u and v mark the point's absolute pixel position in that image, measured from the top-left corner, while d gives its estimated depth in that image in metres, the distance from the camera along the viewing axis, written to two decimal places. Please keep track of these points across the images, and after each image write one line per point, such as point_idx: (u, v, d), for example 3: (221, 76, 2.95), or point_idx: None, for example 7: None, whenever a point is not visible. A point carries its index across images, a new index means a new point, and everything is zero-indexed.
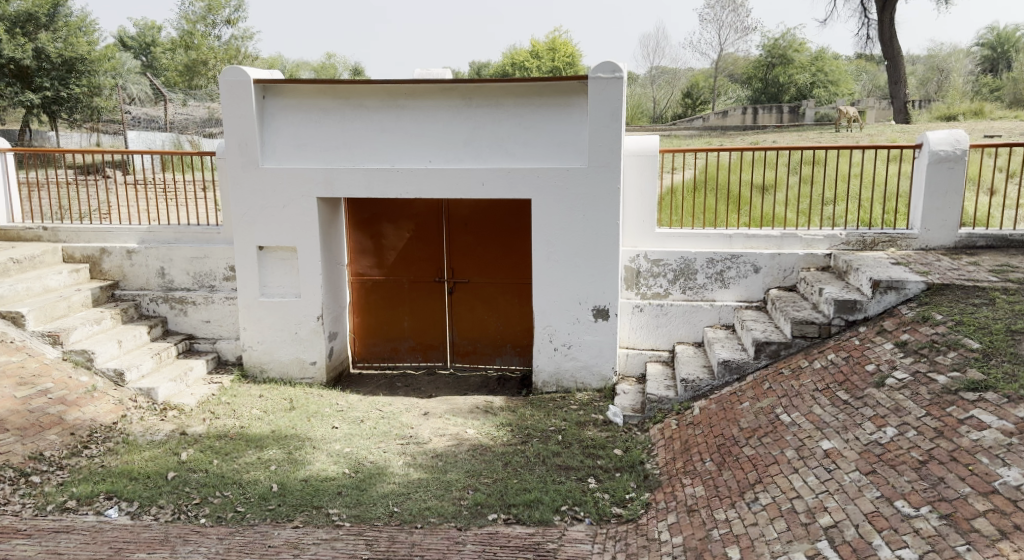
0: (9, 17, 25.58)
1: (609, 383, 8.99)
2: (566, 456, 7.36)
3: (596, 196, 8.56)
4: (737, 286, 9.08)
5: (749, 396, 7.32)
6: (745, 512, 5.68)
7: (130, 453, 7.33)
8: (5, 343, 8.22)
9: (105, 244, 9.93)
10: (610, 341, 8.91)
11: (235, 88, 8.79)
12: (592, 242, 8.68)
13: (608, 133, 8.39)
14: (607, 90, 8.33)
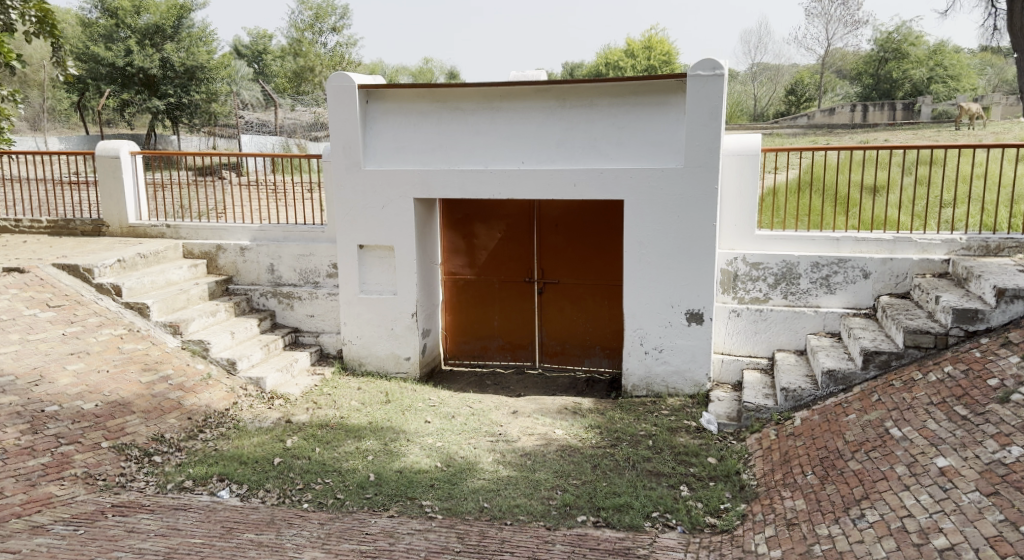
0: (140, 29, 27.85)
1: (703, 389, 8.87)
2: (657, 462, 7.34)
3: (691, 196, 8.46)
4: (844, 293, 8.80)
5: (857, 408, 7.09)
6: (850, 528, 5.53)
7: (240, 439, 7.79)
8: (132, 332, 8.87)
9: (221, 242, 10.55)
10: (704, 346, 8.79)
11: (340, 93, 9.19)
12: (686, 244, 8.59)
13: (706, 132, 8.27)
14: (707, 88, 8.22)
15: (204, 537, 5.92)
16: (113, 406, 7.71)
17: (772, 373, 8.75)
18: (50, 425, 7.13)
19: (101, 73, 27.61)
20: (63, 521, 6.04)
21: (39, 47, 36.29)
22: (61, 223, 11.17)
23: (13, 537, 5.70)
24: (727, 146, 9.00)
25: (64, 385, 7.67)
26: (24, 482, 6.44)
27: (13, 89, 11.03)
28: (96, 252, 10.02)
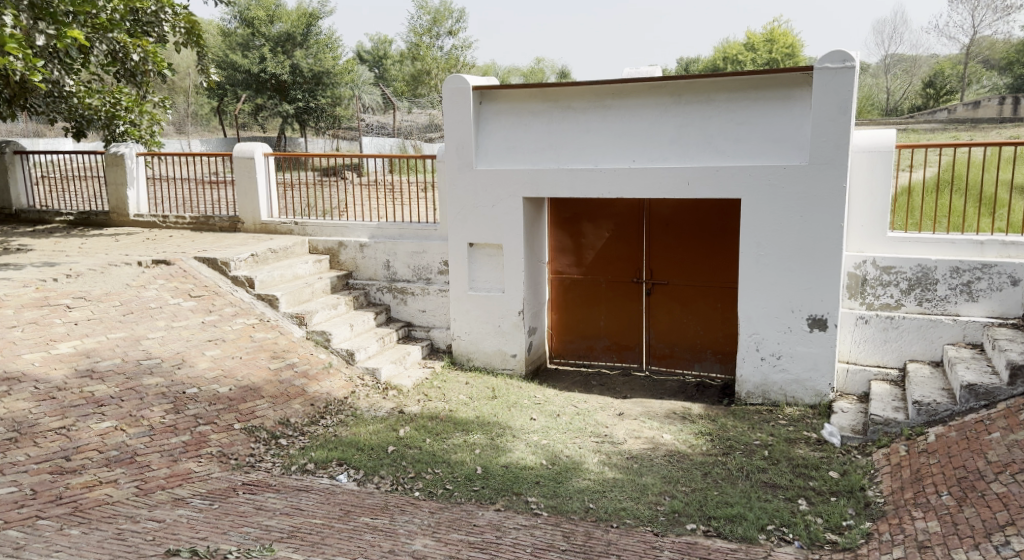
0: (273, 37, 29.83)
1: (825, 400, 8.52)
2: (773, 473, 7.12)
3: (815, 196, 8.14)
4: (988, 301, 8.24)
5: (1001, 427, 6.62)
6: (992, 556, 5.19)
7: (358, 426, 8.20)
8: (263, 322, 9.49)
9: (342, 238, 11.10)
10: (826, 354, 8.46)
11: (455, 95, 9.46)
12: (809, 245, 8.27)
13: (835, 127, 7.92)
14: (837, 80, 7.86)
15: (324, 518, 6.24)
16: (245, 390, 8.27)
17: (903, 385, 8.32)
18: (190, 405, 7.68)
19: (238, 79, 29.61)
20: (201, 495, 6.43)
21: (185, 55, 39.29)
22: (202, 219, 12.04)
23: (158, 507, 6.12)
24: (856, 142, 8.59)
25: (203, 369, 8.30)
26: (168, 457, 6.90)
27: (164, 95, 11.99)
28: (232, 247, 10.75)
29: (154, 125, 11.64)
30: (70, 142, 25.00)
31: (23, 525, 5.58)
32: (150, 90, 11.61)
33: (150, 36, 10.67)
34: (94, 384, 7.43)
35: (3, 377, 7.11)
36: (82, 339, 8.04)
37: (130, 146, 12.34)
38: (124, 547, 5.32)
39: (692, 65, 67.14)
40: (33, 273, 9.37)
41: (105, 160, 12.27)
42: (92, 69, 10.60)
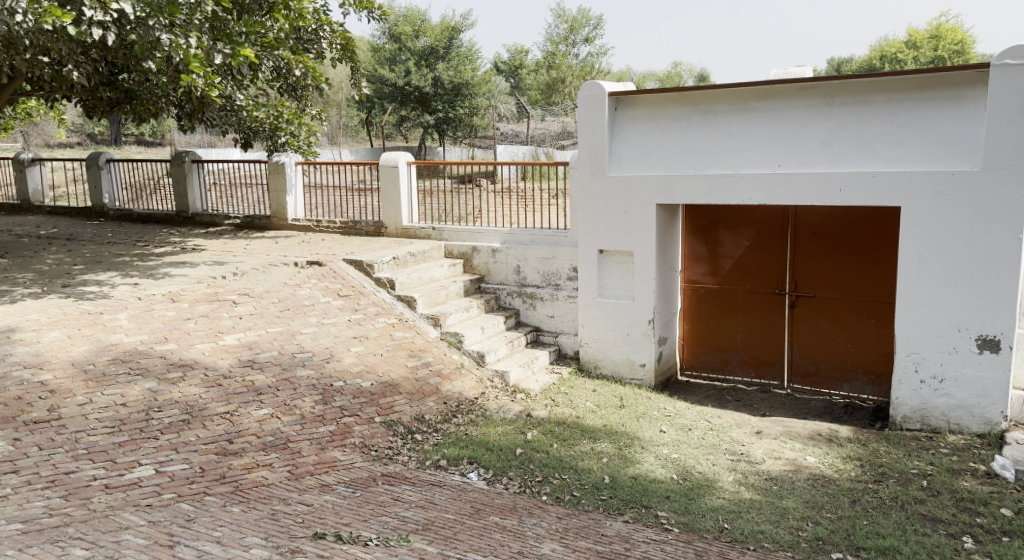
0: (418, 51, 31.27)
1: (995, 430, 7.84)
2: (931, 506, 6.66)
3: (989, 204, 7.55)
4: None
5: None
6: None
7: (487, 426, 8.40)
8: (402, 321, 9.92)
9: (476, 243, 11.40)
10: (998, 379, 7.79)
11: (592, 101, 9.52)
12: (980, 258, 7.67)
13: (1013, 129, 7.35)
14: (1017, 78, 7.30)
15: (456, 513, 6.45)
16: (385, 385, 8.66)
17: None
18: (337, 397, 8.14)
19: (384, 92, 31.08)
20: (344, 483, 6.81)
21: (340, 69, 41.83)
22: (350, 224, 12.73)
23: (307, 492, 6.51)
24: None
25: (348, 364, 8.78)
26: (316, 445, 7.35)
27: (321, 108, 12.82)
28: (376, 250, 11.31)
29: (310, 136, 12.44)
30: (239, 153, 27.29)
31: (193, 499, 6.06)
32: (309, 104, 12.37)
33: (310, 52, 11.33)
34: (255, 374, 8.02)
35: (179, 363, 7.81)
36: (246, 332, 8.72)
37: (289, 154, 13.12)
38: (278, 527, 5.71)
39: (847, 63, 63.52)
40: (204, 270, 10.24)
41: (269, 168, 13.25)
42: (258, 85, 11.40)
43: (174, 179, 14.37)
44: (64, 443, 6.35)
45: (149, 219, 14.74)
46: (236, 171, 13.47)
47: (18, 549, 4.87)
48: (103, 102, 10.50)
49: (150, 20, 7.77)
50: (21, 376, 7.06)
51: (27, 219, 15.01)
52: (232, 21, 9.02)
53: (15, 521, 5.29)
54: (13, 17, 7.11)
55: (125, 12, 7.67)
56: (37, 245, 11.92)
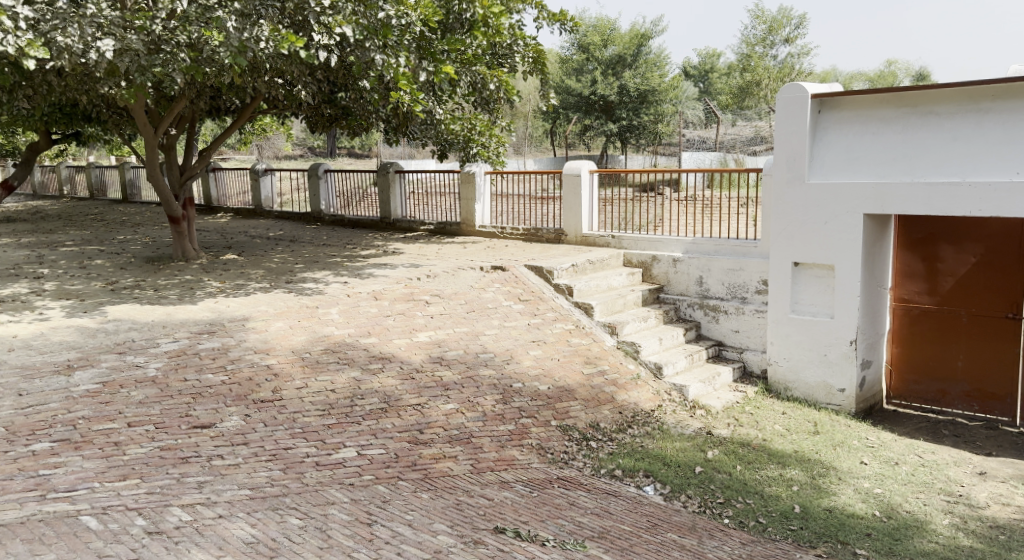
0: (605, 60, 31.36)
1: None
2: None
3: None
4: None
5: None
6: None
7: (665, 441, 8.09)
8: (578, 328, 9.81)
9: (656, 252, 11.09)
10: None
11: (792, 104, 8.96)
12: None
13: None
14: None
15: (632, 525, 6.23)
16: (562, 390, 8.56)
17: None
18: (517, 398, 8.16)
19: (570, 102, 31.53)
20: (523, 482, 6.81)
21: (530, 81, 42.86)
22: (533, 231, 12.86)
23: (488, 487, 6.57)
24: None
25: (527, 366, 8.78)
26: (497, 442, 7.41)
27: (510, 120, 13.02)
28: (556, 256, 11.33)
29: (501, 148, 12.58)
30: (433, 162, 28.69)
31: (388, 482, 6.30)
32: (500, 116, 12.63)
33: (504, 67, 11.24)
34: (443, 370, 8.24)
35: (379, 356, 8.18)
36: (436, 330, 8.99)
37: (479, 165, 13.62)
38: (462, 517, 5.80)
39: None
40: (402, 272, 10.73)
41: (459, 178, 13.70)
42: (455, 101, 11.63)
43: (379, 187, 15.24)
44: (284, 421, 6.81)
45: (352, 222, 15.76)
46: (431, 181, 14.08)
47: (246, 512, 5.37)
48: (324, 118, 11.17)
49: (366, 42, 7.94)
50: (252, 359, 7.66)
51: (257, 223, 16.48)
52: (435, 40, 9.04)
53: (244, 487, 5.77)
54: (257, 45, 7.38)
55: (345, 35, 7.88)
56: (266, 245, 12.99)
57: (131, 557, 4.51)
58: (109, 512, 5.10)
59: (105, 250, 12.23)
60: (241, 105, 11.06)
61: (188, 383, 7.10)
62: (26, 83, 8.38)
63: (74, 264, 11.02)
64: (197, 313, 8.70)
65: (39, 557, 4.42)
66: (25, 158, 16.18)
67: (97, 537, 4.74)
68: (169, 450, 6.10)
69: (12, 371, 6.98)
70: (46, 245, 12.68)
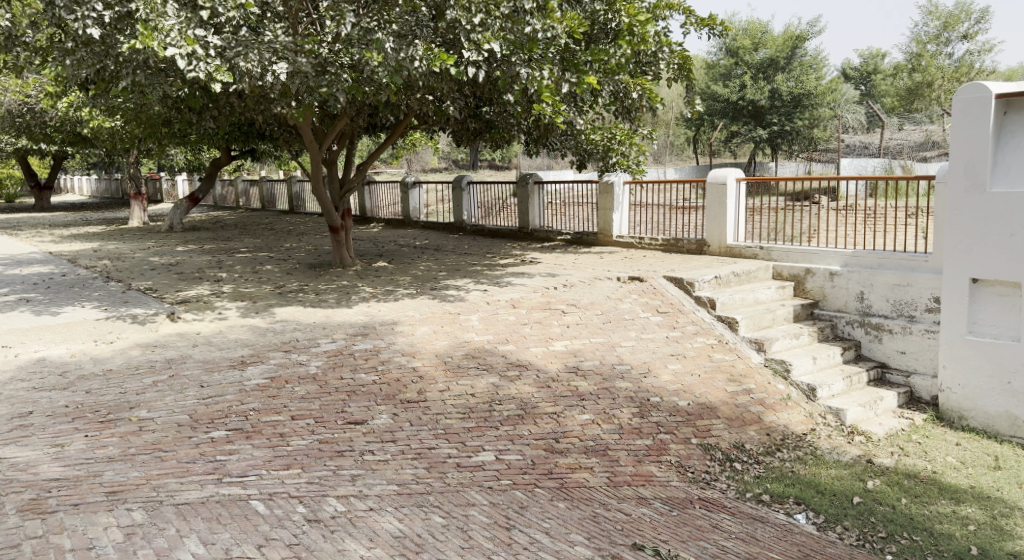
0: (756, 64, 30.24)
1: None
2: None
3: None
4: None
5: None
6: None
7: (818, 467, 7.58)
8: (722, 343, 9.43)
9: (811, 265, 10.45)
10: None
11: (972, 105, 8.22)
12: None
13: None
14: None
15: (781, 554, 5.88)
16: (703, 407, 8.24)
17: None
18: (654, 412, 7.94)
19: (716, 109, 30.74)
20: (662, 499, 6.62)
21: (675, 88, 42.12)
22: (673, 241, 12.46)
23: (625, 501, 6.44)
24: None
25: (666, 381, 8.53)
26: (634, 457, 7.25)
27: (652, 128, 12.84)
28: (699, 268, 10.98)
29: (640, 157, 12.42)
30: (573, 172, 28.78)
31: (525, 489, 6.33)
32: (641, 124, 12.50)
33: (647, 75, 10.84)
34: (579, 380, 8.18)
35: (516, 363, 8.27)
36: (573, 340, 8.96)
37: (618, 175, 13.54)
38: (600, 530, 5.73)
39: None
40: (539, 281, 10.82)
41: (598, 189, 13.64)
42: (597, 111, 11.57)
43: (518, 199, 15.45)
44: (428, 422, 7.01)
45: (492, 232, 16.09)
46: (569, 192, 14.13)
47: (394, 507, 5.59)
48: (468, 132, 11.44)
49: (513, 57, 8.11)
50: (400, 361, 7.98)
51: (405, 233, 17.20)
52: (581, 51, 9.07)
53: (391, 483, 6.01)
54: (412, 64, 7.65)
55: (493, 51, 8.00)
56: (412, 254, 13.53)
57: (293, 542, 4.84)
58: (275, 498, 5.48)
59: (272, 256, 13.23)
60: (395, 122, 11.59)
61: (344, 381, 7.50)
62: (213, 105, 9.18)
63: (246, 269, 11.98)
64: (351, 316, 9.19)
65: (216, 535, 4.83)
66: (207, 173, 17.79)
67: (264, 520, 5.11)
68: (326, 444, 6.45)
69: (196, 364, 7.67)
70: (223, 252, 13.88)
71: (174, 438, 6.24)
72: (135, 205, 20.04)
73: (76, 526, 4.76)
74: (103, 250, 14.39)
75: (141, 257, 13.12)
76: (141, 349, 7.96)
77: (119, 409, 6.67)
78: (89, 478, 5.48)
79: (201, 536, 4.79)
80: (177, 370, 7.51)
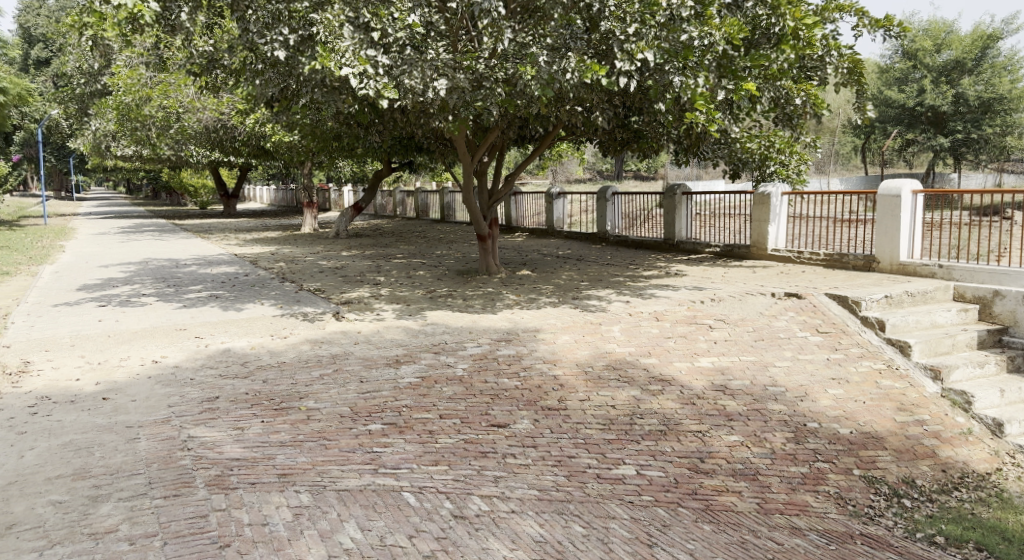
0: (937, 68, 27.65)
1: None
2: None
3: None
4: None
5: None
6: None
7: (1005, 512, 6.78)
8: (892, 369, 8.73)
9: (999, 287, 9.45)
10: None
11: None
12: None
13: None
14: None
15: None
16: (867, 437, 7.64)
17: None
18: (811, 438, 7.47)
19: (890, 115, 28.78)
20: (818, 531, 6.20)
21: (844, 93, 39.78)
22: (836, 257, 11.67)
23: (776, 531, 6.10)
24: None
25: (825, 406, 8.01)
26: (787, 484, 6.85)
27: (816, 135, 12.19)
28: (867, 286, 10.25)
29: (802, 165, 12.13)
30: (723, 181, 27.99)
31: (668, 507, 6.19)
32: (804, 132, 11.90)
33: (813, 81, 10.28)
34: (727, 399, 7.90)
35: (659, 378, 8.12)
36: (720, 356, 8.69)
37: (775, 184, 12.77)
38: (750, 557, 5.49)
39: None
40: (685, 294, 10.61)
41: (753, 200, 12.99)
42: (753, 118, 11.19)
43: (664, 209, 15.14)
44: (568, 430, 7.05)
45: (634, 243, 15.83)
46: (719, 204, 14.01)
47: (535, 512, 5.69)
48: (616, 142, 11.40)
49: (666, 65, 7.98)
50: (542, 368, 8.11)
51: (550, 242, 17.43)
52: (739, 57, 8.77)
53: (532, 488, 6.09)
54: (564, 76, 7.77)
55: (648, 60, 7.88)
56: (554, 263, 13.70)
57: (441, 535, 5.09)
58: (424, 492, 5.76)
59: (424, 262, 13.87)
60: (543, 133, 11.76)
61: (488, 384, 7.73)
62: (378, 120, 9.80)
63: (402, 274, 12.64)
64: (496, 322, 9.45)
65: (372, 522, 5.17)
66: (370, 183, 18.89)
67: (415, 512, 5.39)
68: (471, 443, 6.67)
69: (356, 360, 8.22)
70: (381, 257, 14.72)
71: (336, 428, 6.72)
72: (307, 213, 21.70)
73: (253, 503, 5.28)
74: (279, 253, 15.71)
75: (311, 260, 14.21)
76: (310, 345, 8.64)
77: (290, 398, 7.28)
78: (264, 460, 6.03)
79: (359, 522, 5.14)
80: (340, 365, 8.09)
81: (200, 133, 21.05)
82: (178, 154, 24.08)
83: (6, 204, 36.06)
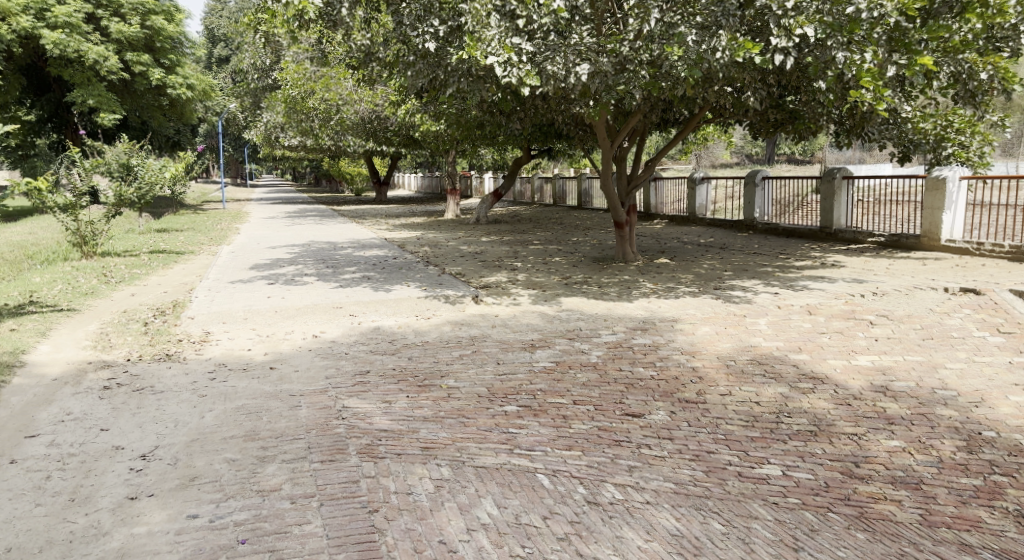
0: None
1: None
2: None
3: None
4: None
5: None
6: None
7: None
8: None
9: None
10: None
11: None
12: None
13: None
14: None
15: None
16: None
17: None
18: (986, 449, 6.58)
19: None
20: (994, 550, 5.26)
21: None
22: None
23: (942, 545, 5.30)
24: None
25: (1006, 413, 7.07)
26: (956, 497, 5.98)
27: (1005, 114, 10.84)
28: None
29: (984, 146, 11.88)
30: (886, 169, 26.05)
31: (817, 511, 5.65)
32: (992, 110, 10.67)
33: (1003, 52, 9.22)
34: (888, 401, 7.29)
35: (810, 376, 7.69)
36: (881, 355, 8.09)
37: (954, 167, 11.63)
38: None
39: None
40: (843, 287, 10.02)
41: (926, 185, 11.90)
42: (930, 96, 10.25)
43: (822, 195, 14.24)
44: (707, 425, 6.80)
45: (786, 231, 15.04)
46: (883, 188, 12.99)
47: (671, 505, 5.52)
48: (769, 124, 10.83)
49: (829, 40, 7.47)
50: (680, 359, 7.96)
51: (692, 229, 16.94)
52: (915, 30, 8.02)
53: (668, 481, 5.91)
54: (713, 55, 7.54)
55: (808, 35, 7.45)
56: (696, 251, 13.30)
57: (575, 519, 5.13)
58: (558, 475, 5.81)
59: (562, 249, 13.94)
60: (690, 116, 11.44)
61: (622, 373, 7.68)
62: (519, 108, 9.97)
63: (539, 260, 12.71)
64: (632, 311, 9.35)
65: (508, 500, 5.30)
66: (509, 169, 19.12)
67: (549, 494, 5.47)
68: (606, 431, 6.62)
69: (494, 343, 8.42)
70: (519, 243, 14.92)
71: (474, 407, 6.93)
72: (451, 200, 22.34)
73: (399, 472, 5.58)
74: (425, 237, 16.37)
75: (454, 245, 14.70)
76: (451, 326, 8.95)
77: (432, 376, 7.60)
78: (409, 433, 6.34)
79: (496, 499, 5.29)
80: (479, 347, 8.32)
81: (356, 123, 22.20)
82: (338, 143, 25.68)
83: (195, 192, 39.89)
